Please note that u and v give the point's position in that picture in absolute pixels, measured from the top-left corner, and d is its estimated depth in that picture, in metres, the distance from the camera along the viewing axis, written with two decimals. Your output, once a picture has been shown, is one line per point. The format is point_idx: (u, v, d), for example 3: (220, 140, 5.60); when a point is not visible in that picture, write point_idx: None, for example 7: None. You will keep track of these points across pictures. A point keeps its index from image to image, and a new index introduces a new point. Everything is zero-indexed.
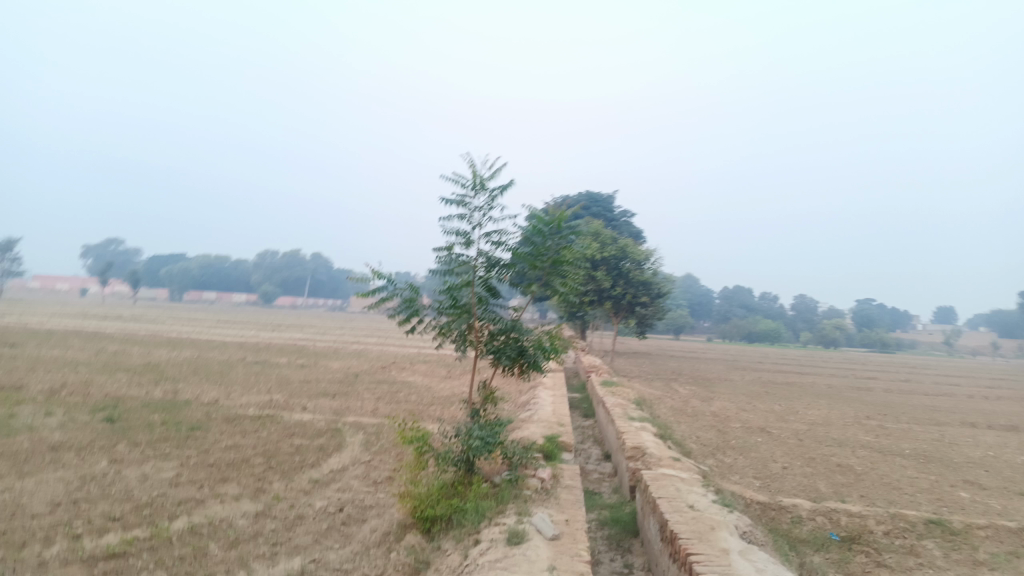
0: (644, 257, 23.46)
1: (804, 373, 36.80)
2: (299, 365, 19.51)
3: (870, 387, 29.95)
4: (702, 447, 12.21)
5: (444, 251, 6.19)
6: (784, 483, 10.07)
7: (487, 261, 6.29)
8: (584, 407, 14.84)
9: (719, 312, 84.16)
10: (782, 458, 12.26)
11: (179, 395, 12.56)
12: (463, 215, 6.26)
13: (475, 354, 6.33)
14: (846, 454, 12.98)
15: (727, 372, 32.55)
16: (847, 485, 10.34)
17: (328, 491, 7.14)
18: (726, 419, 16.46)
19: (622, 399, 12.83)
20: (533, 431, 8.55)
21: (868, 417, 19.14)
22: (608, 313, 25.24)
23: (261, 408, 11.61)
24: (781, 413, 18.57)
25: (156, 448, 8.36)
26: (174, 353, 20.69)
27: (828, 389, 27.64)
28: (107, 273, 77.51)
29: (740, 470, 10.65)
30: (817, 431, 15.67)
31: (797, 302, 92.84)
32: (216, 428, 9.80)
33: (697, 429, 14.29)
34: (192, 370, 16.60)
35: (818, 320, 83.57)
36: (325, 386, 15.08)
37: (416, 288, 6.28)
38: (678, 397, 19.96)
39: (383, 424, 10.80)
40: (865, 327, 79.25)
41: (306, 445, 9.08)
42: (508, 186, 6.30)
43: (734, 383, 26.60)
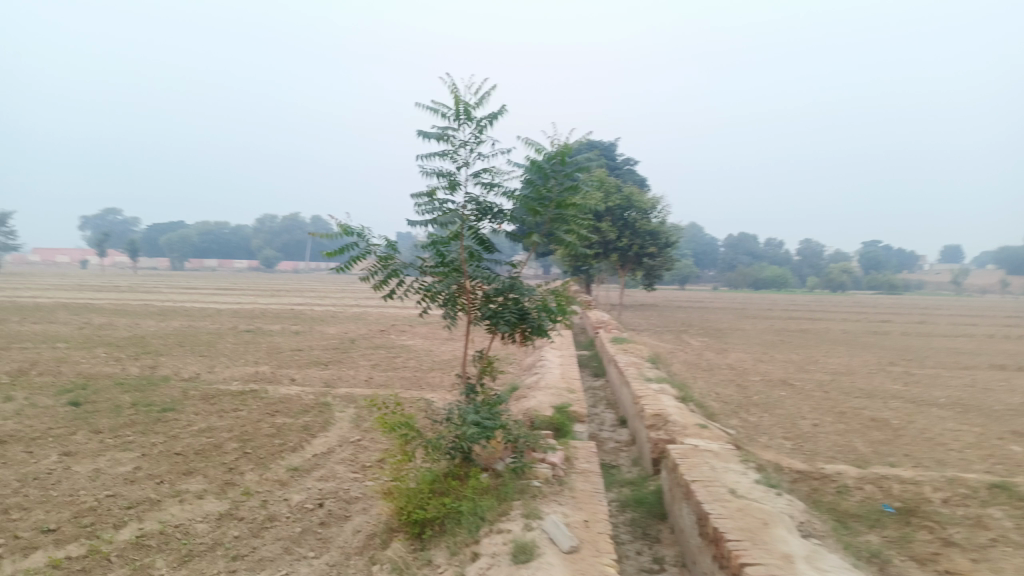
0: (651, 205, 22.33)
1: (816, 318, 35.89)
2: (293, 332, 18.59)
3: (887, 331, 29.04)
4: (724, 406, 11.31)
5: (424, 198, 5.11)
6: (819, 446, 9.14)
7: (478, 207, 5.25)
8: (595, 367, 13.95)
9: (724, 259, 83.00)
10: (811, 413, 11.36)
11: (158, 371, 11.64)
12: (447, 152, 5.18)
13: (469, 321, 5.31)
14: (878, 406, 12.08)
15: (739, 321, 31.62)
16: (887, 444, 9.42)
17: (308, 482, 6.23)
18: (744, 372, 15.57)
19: (635, 357, 11.88)
20: (540, 401, 7.60)
21: (891, 363, 18.23)
22: (615, 265, 24.18)
23: (245, 383, 10.71)
24: (800, 362, 17.69)
25: (118, 436, 7.44)
26: (163, 324, 19.82)
27: (844, 334, 26.75)
28: (103, 244, 76.53)
29: (768, 432, 9.72)
30: (842, 382, 14.74)
31: (803, 247, 91.40)
32: (191, 408, 8.89)
33: (715, 386, 13.36)
34: (177, 341, 15.70)
35: (825, 263, 82.40)
36: (318, 354, 14.17)
37: (394, 245, 5.22)
38: (691, 350, 19.02)
39: (377, 395, 9.90)
40: (873, 270, 78.05)
41: (289, 424, 8.17)
42: (498, 114, 5.23)
43: (746, 333, 25.72)
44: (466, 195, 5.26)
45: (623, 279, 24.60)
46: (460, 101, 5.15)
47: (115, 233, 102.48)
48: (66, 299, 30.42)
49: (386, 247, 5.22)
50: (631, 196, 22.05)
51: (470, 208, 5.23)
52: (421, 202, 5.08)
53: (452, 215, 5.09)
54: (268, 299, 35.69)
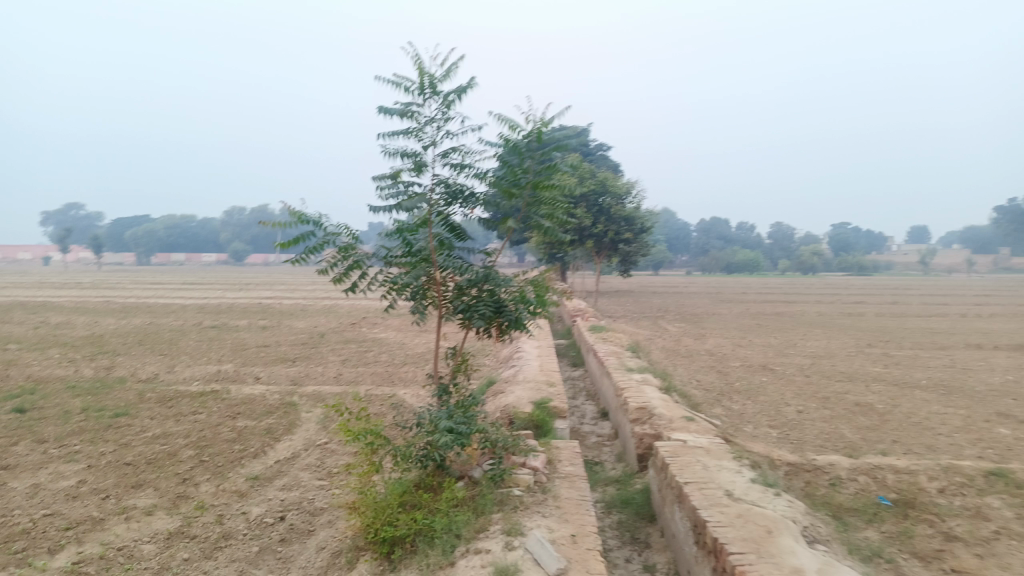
0: (625, 190, 21.99)
1: (790, 301, 35.97)
2: (260, 327, 17.97)
3: (861, 312, 29.13)
4: (706, 394, 11.03)
5: (388, 181, 4.65)
6: (806, 434, 8.86)
7: (447, 190, 4.81)
8: (573, 356, 13.60)
9: (697, 244, 83.24)
10: (794, 399, 11.12)
11: (114, 372, 11.02)
12: (411, 130, 4.73)
13: (440, 315, 4.86)
14: (861, 390, 11.87)
15: (714, 306, 31.48)
16: (874, 430, 9.18)
17: (269, 492, 5.76)
18: (724, 358, 15.33)
19: (615, 346, 11.52)
20: (519, 396, 7.20)
21: (869, 345, 18.13)
22: (590, 251, 23.82)
23: (207, 383, 10.16)
24: (779, 347, 17.51)
25: (64, 446, 6.88)
26: (124, 322, 19.06)
27: (819, 316, 26.73)
28: (66, 240, 74.56)
29: (753, 421, 9.42)
30: (823, 366, 14.55)
31: (774, 230, 92.02)
32: (147, 412, 8.34)
33: (696, 373, 13.07)
34: (138, 340, 15.03)
35: (796, 246, 83.03)
36: (286, 350, 13.61)
37: (355, 233, 4.73)
38: (669, 337, 18.76)
39: (346, 393, 9.42)
40: (843, 251, 78.82)
41: (251, 427, 7.67)
42: (467, 88, 4.80)
43: (723, 317, 25.58)
44: (434, 178, 4.81)
45: (599, 266, 24.26)
46: (425, 74, 4.71)
47: (78, 228, 100.06)
48: (24, 297, 29.33)
49: (345, 235, 4.73)
50: (605, 181, 21.68)
51: (438, 191, 4.79)
52: (384, 186, 4.62)
53: (419, 200, 4.64)
54: (238, 293, 34.84)
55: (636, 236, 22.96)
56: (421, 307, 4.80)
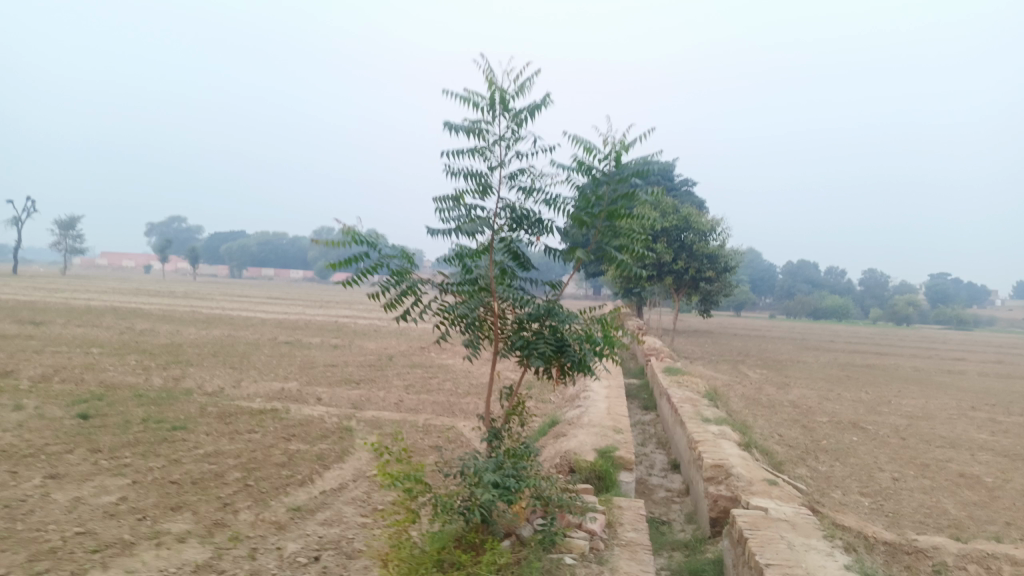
0: (709, 227, 21.13)
1: (882, 353, 33.85)
2: (331, 345, 17.99)
3: (963, 370, 27.02)
4: (789, 452, 10.16)
5: (449, 201, 4.27)
6: (903, 507, 7.92)
7: (512, 215, 4.42)
8: (645, 398, 12.91)
9: (782, 287, 80.22)
10: (888, 464, 10.10)
11: (181, 383, 11.06)
12: (478, 149, 4.36)
13: (496, 351, 4.41)
14: (966, 459, 10.71)
15: (799, 353, 29.85)
16: (983, 508, 8.14)
17: (309, 526, 5.41)
18: (809, 411, 14.27)
19: (690, 391, 10.78)
20: (582, 442, 6.67)
21: (972, 408, 16.57)
22: (668, 288, 22.97)
23: (268, 400, 10.03)
24: (871, 402, 16.26)
25: (115, 458, 6.76)
26: (203, 332, 19.49)
27: (915, 372, 24.92)
28: (165, 250, 78.54)
29: (842, 488, 8.52)
30: (920, 428, 13.30)
31: (866, 276, 87.72)
32: (203, 427, 8.21)
33: (778, 426, 12.13)
34: (212, 352, 15.23)
35: (889, 295, 78.91)
36: (352, 371, 13.46)
37: (411, 256, 4.34)
38: (749, 384, 17.71)
39: (404, 422, 9.09)
40: (941, 303, 74.24)
41: (303, 452, 7.40)
42: (540, 105, 4.43)
43: (809, 366, 24.19)
44: (499, 201, 4.43)
45: (677, 304, 23.36)
46: (495, 88, 4.37)
47: (178, 240, 105.49)
48: (118, 303, 30.69)
49: (400, 258, 4.34)
50: (688, 217, 20.90)
51: (502, 215, 4.40)
52: (445, 207, 4.24)
53: (481, 223, 4.25)
54: (316, 310, 35.48)
55: (718, 274, 22.00)
56: (474, 340, 4.36)
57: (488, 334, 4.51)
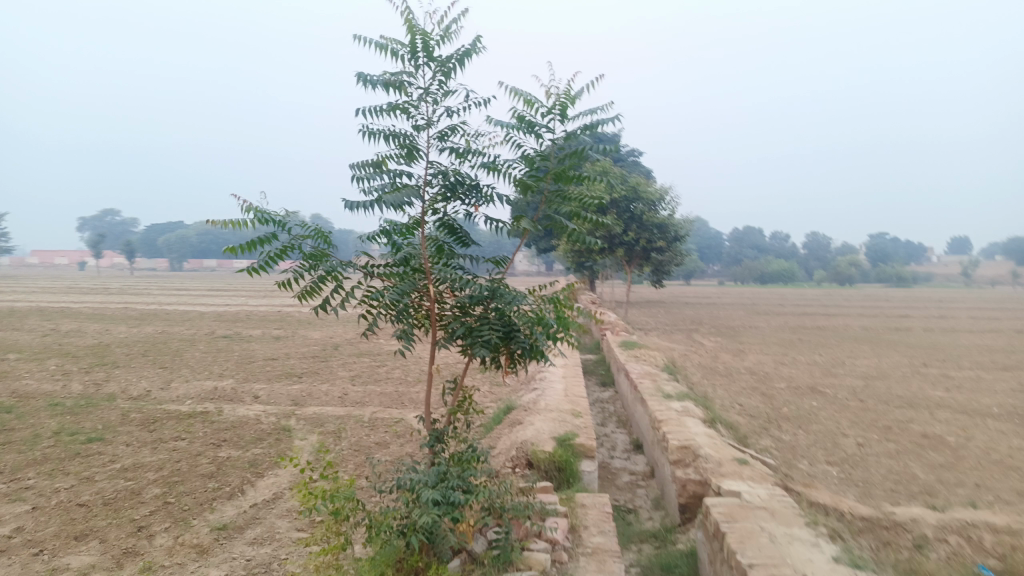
0: (658, 197, 20.82)
1: (830, 314, 34.36)
2: (274, 337, 17.15)
3: (908, 326, 27.56)
4: (751, 422, 9.88)
5: (369, 168, 3.65)
6: (872, 475, 7.66)
7: (444, 181, 3.83)
8: (602, 375, 12.54)
9: (729, 254, 81.29)
10: (851, 428, 9.93)
11: (104, 387, 10.19)
12: (400, 105, 3.76)
13: (434, 342, 3.82)
14: (925, 418, 10.63)
15: (749, 318, 30.02)
16: (951, 469, 7.96)
17: (235, 548, 4.77)
18: (767, 378, 14.12)
19: (649, 366, 10.39)
20: (540, 429, 6.17)
21: (923, 364, 16.70)
22: (620, 261, 22.70)
23: (201, 401, 9.28)
24: (826, 365, 16.24)
25: (15, 480, 5.98)
26: (135, 330, 18.38)
27: (865, 331, 25.26)
28: (99, 245, 75.30)
29: (809, 458, 8.23)
30: (876, 388, 13.22)
31: (809, 239, 89.52)
32: (124, 437, 7.45)
33: (738, 396, 11.88)
34: (142, 351, 14.25)
35: (832, 257, 80.82)
36: (294, 363, 12.71)
37: (326, 236, 3.70)
38: (705, 353, 17.52)
39: (349, 416, 8.47)
40: (881, 262, 76.30)
41: (235, 458, 6.73)
42: (471, 52, 3.84)
43: (762, 331, 24.28)
44: (429, 166, 3.84)
45: (629, 276, 23.06)
46: (416, 33, 3.77)
47: (112, 234, 101.44)
48: (45, 303, 28.98)
49: (315, 239, 3.70)
50: (637, 187, 20.56)
51: (434, 183, 3.82)
52: (364, 175, 3.62)
53: (407, 191, 3.64)
54: (259, 300, 34.26)
55: (669, 244, 21.78)
56: (407, 330, 3.74)
57: (423, 323, 3.91)
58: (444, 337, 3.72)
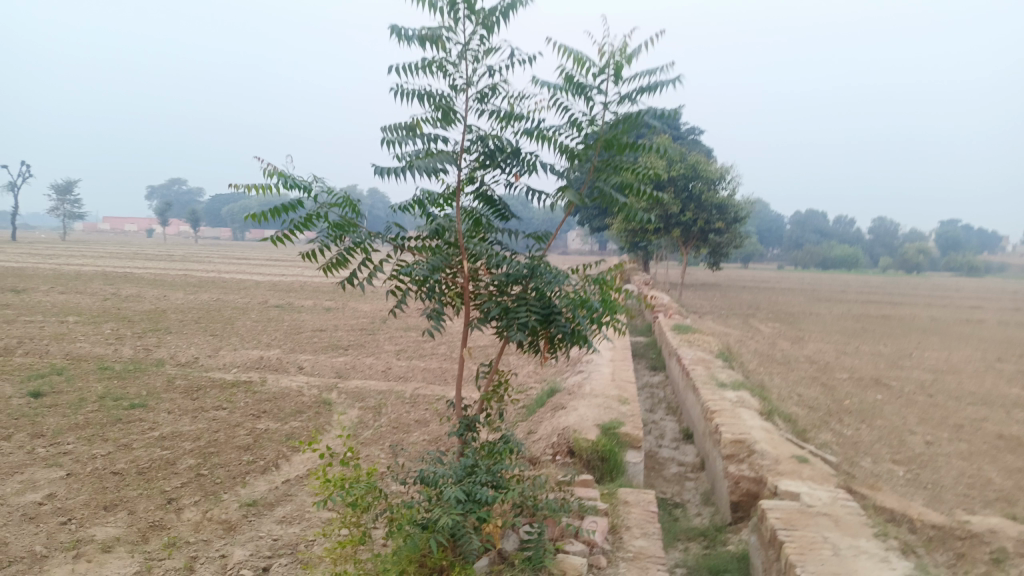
0: (718, 176, 20.04)
1: (895, 303, 32.95)
2: (324, 308, 17.19)
3: (982, 318, 26.15)
4: (810, 415, 9.37)
5: (401, 131, 3.38)
6: (943, 478, 7.11)
7: (482, 148, 3.52)
8: (653, 358, 12.13)
9: (791, 237, 78.85)
10: (919, 425, 9.32)
11: (153, 353, 10.27)
12: (436, 63, 3.45)
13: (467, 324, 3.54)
14: (1002, 417, 9.92)
15: (809, 304, 28.93)
16: None
17: (263, 526, 4.62)
18: (828, 368, 13.47)
19: (703, 352, 9.93)
20: (585, 415, 5.87)
21: (998, 359, 15.73)
22: (676, 241, 22.04)
23: (246, 371, 9.26)
24: (891, 356, 15.44)
25: (55, 444, 5.98)
26: (190, 297, 18.69)
27: (933, 322, 24.05)
28: (165, 212, 77.62)
29: (873, 456, 7.71)
30: (947, 383, 12.45)
31: (876, 223, 86.14)
32: (166, 404, 7.43)
33: (796, 386, 11.34)
34: (195, 318, 14.42)
35: (899, 243, 77.69)
36: (341, 335, 12.66)
37: (355, 206, 3.44)
38: (762, 339, 16.88)
39: (390, 391, 8.32)
40: (953, 249, 72.96)
41: (273, 430, 6.63)
42: (516, 4, 3.51)
43: (823, 318, 23.36)
44: (467, 130, 3.53)
45: (685, 257, 22.38)
46: None
47: (178, 202, 104.55)
48: (110, 268, 29.82)
49: (341, 208, 3.41)
50: (696, 165, 19.85)
51: (470, 150, 3.52)
52: (395, 138, 3.36)
53: (440, 157, 3.34)
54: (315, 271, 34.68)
55: (728, 225, 21.03)
56: (438, 309, 3.43)
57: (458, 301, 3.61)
58: (477, 320, 3.42)
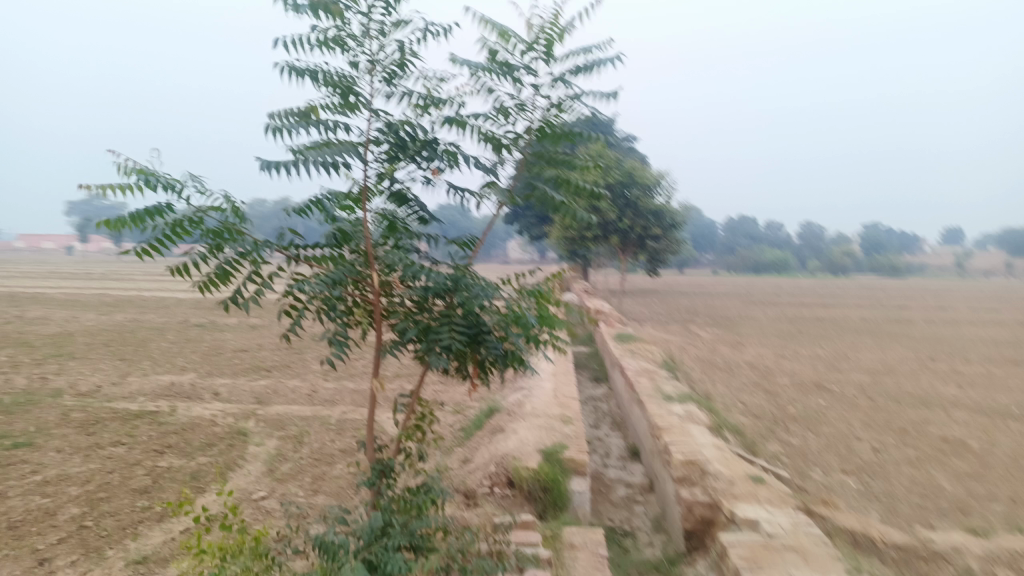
0: (655, 182, 19.97)
1: (827, 305, 33.69)
2: (250, 326, 16.23)
3: (909, 318, 26.89)
4: (756, 424, 9.11)
5: (293, 118, 2.82)
6: (894, 487, 6.89)
7: (392, 138, 3.00)
8: (595, 370, 11.76)
9: (724, 242, 80.56)
10: (864, 430, 9.19)
11: (50, 383, 9.29)
12: (334, 39, 2.93)
13: (377, 348, 2.95)
14: (942, 418, 9.90)
15: (745, 308, 29.20)
16: (979, 479, 7.22)
17: None
18: (769, 373, 13.37)
19: (646, 361, 9.59)
20: (525, 439, 5.38)
21: (930, 358, 15.99)
22: (614, 249, 21.88)
23: (155, 399, 8.43)
24: (829, 359, 15.52)
25: None
26: (103, 318, 17.41)
27: (864, 322, 24.56)
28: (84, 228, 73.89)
29: (823, 467, 7.46)
30: (885, 385, 12.48)
31: (804, 228, 88.85)
32: (55, 442, 6.58)
33: (739, 393, 11.12)
34: (105, 341, 13.33)
35: (826, 247, 80.33)
36: (266, 356, 11.84)
37: (237, 209, 2.84)
38: (703, 345, 16.76)
39: (314, 417, 7.66)
40: (876, 251, 75.87)
41: (177, 468, 5.90)
42: None
43: (759, 322, 23.57)
44: (374, 117, 3.00)
45: (624, 265, 22.21)
46: None
47: None
48: (16, 289, 27.80)
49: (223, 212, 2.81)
50: (632, 171, 19.72)
51: (378, 140, 3.00)
52: (285, 126, 2.80)
53: (339, 147, 2.79)
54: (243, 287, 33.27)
55: (665, 232, 20.97)
56: (341, 334, 2.83)
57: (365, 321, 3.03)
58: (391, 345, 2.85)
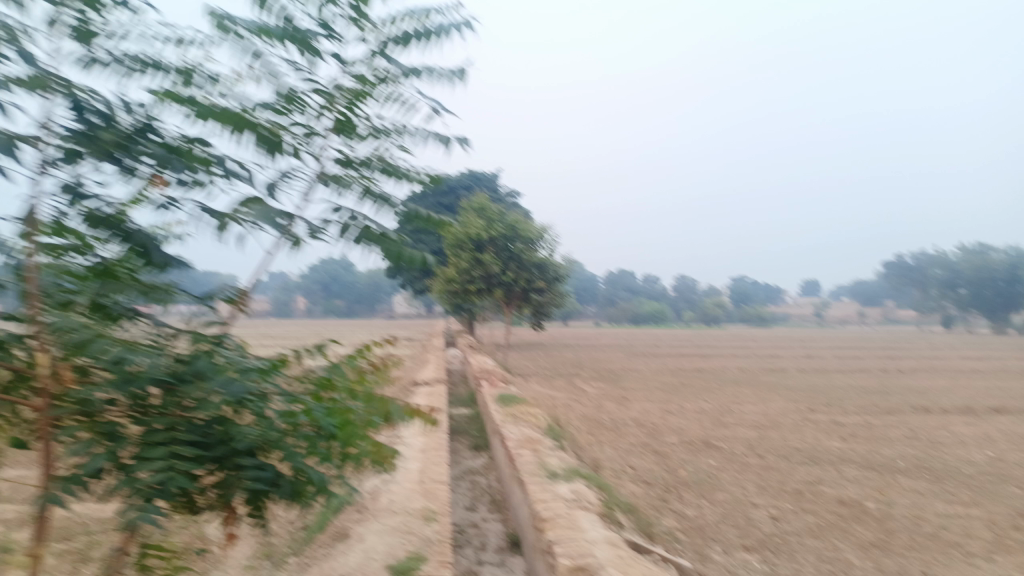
0: (537, 235, 19.38)
1: (705, 355, 34.23)
2: None
3: (783, 367, 27.55)
4: (648, 494, 8.27)
5: None
6: (801, 566, 6.16)
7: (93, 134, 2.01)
8: (475, 437, 10.62)
9: (606, 295, 82.21)
10: (759, 494, 8.58)
11: None
12: None
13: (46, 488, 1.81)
14: (833, 476, 9.48)
15: (629, 361, 28.97)
16: (885, 550, 6.64)
17: None
18: (658, 431, 12.70)
19: (529, 428, 8.59)
20: (374, 549, 4.20)
21: (810, 409, 15.96)
22: (498, 303, 20.99)
23: None
24: (714, 413, 15.14)
25: None
26: None
27: (743, 372, 24.82)
28: None
29: (722, 544, 6.66)
30: (773, 441, 12.07)
31: (679, 281, 92.37)
32: None
33: (629, 457, 10.29)
34: None
35: (700, 299, 83.53)
36: None
37: None
38: (589, 402, 15.99)
39: None
40: (745, 302, 79.72)
41: None
42: None
43: (643, 375, 23.25)
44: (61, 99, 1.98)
45: (508, 319, 21.31)
46: None
47: None
48: None
49: None
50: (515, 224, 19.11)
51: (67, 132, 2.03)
52: None
53: None
54: None
55: (549, 284, 20.31)
56: None
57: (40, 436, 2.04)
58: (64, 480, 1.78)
